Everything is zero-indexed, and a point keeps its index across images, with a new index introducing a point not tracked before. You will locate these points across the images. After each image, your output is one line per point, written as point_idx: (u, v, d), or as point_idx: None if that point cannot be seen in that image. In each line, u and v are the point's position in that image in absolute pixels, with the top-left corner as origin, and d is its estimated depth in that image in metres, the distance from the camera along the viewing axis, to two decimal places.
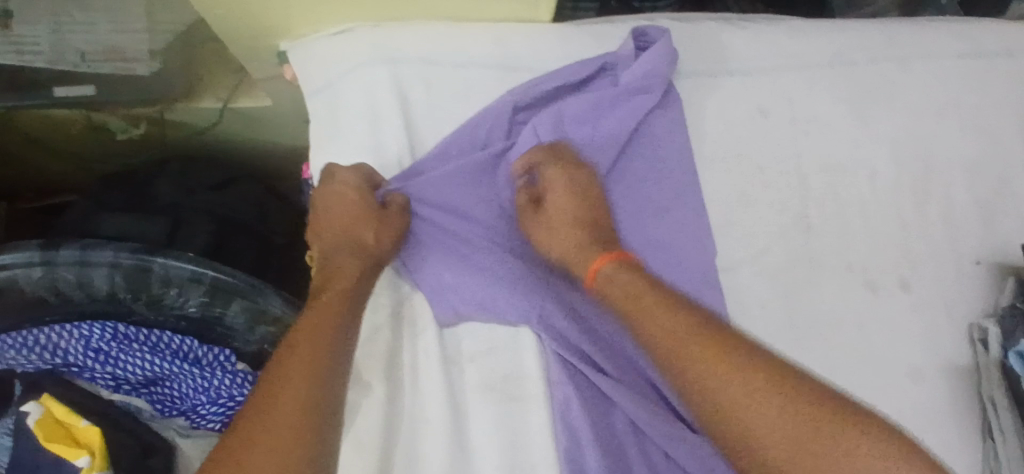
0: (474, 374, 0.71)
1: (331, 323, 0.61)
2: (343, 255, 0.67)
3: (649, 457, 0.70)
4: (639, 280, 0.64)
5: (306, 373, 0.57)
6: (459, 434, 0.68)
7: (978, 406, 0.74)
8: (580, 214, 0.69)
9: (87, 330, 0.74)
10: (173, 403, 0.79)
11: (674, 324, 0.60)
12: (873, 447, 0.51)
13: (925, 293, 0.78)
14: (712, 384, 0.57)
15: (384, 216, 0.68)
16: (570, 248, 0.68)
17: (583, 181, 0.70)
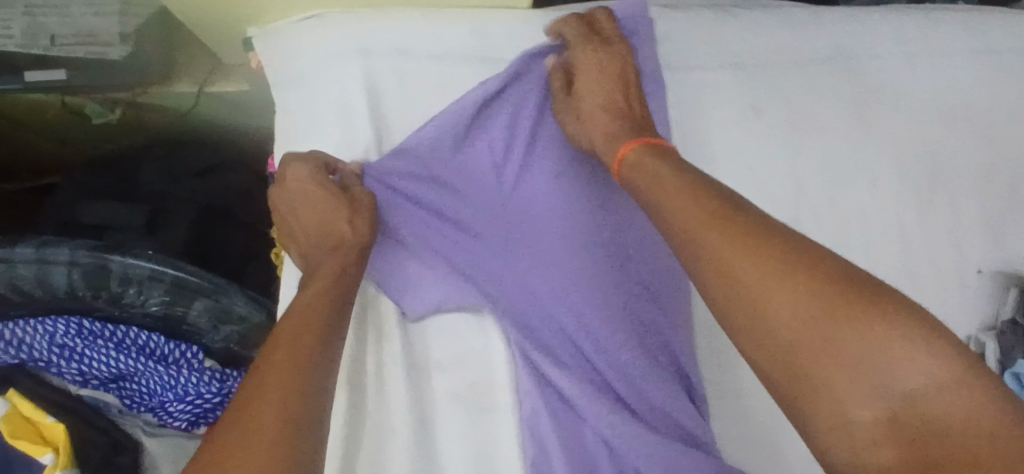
0: (442, 381, 0.68)
1: (317, 324, 0.56)
2: (325, 253, 0.63)
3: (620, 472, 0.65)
4: (662, 165, 0.60)
5: (290, 372, 0.52)
6: (424, 445, 0.66)
7: None
8: (614, 98, 0.68)
9: (51, 326, 0.74)
10: (142, 399, 0.77)
11: (685, 207, 0.54)
12: (899, 331, 0.43)
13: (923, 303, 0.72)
14: (719, 254, 0.50)
15: (351, 197, 0.65)
16: (600, 129, 0.67)
17: (618, 65, 0.69)
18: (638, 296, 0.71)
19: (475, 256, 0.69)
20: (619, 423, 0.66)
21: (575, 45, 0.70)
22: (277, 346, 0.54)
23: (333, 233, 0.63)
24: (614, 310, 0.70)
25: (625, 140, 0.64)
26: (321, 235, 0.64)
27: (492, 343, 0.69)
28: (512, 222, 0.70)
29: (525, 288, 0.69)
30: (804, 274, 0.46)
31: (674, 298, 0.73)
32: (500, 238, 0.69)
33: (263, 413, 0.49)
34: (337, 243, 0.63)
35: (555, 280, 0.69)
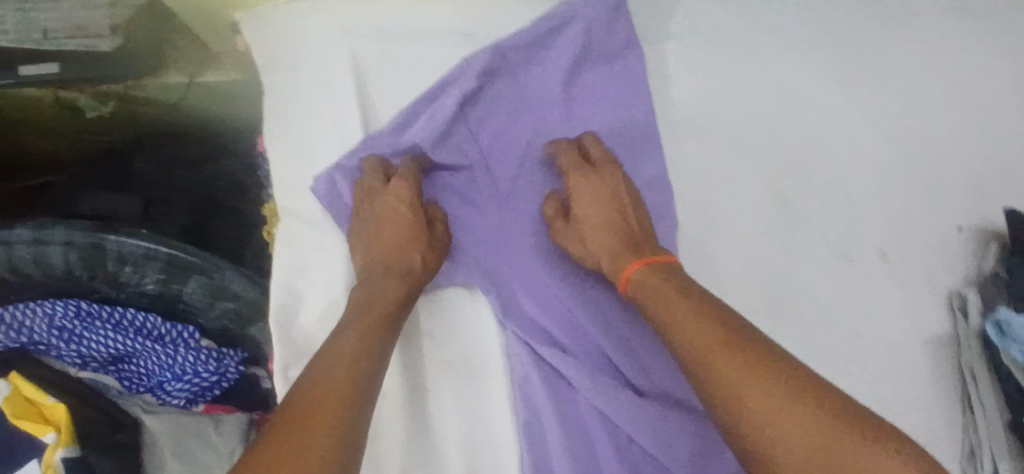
0: (432, 346, 0.69)
1: (371, 346, 0.59)
2: (383, 272, 0.65)
3: (616, 441, 0.66)
4: (668, 282, 0.62)
5: (342, 393, 0.55)
6: (417, 411, 0.67)
7: (958, 378, 0.72)
8: (612, 220, 0.68)
9: (50, 309, 0.76)
10: (141, 380, 0.79)
11: (694, 326, 0.58)
12: (887, 454, 0.48)
13: (905, 260, 0.74)
14: (724, 379, 0.54)
15: (432, 235, 0.67)
16: (604, 251, 0.67)
17: (614, 186, 0.69)
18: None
19: (462, 236, 0.70)
20: (614, 392, 0.66)
21: (567, 165, 0.69)
22: (332, 368, 0.57)
23: (404, 262, 0.65)
24: (607, 288, 0.71)
25: (628, 258, 0.65)
26: (391, 250, 0.66)
27: (483, 310, 0.70)
28: (503, 199, 0.71)
29: (517, 265, 0.69)
30: (802, 399, 0.52)
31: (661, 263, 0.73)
32: (489, 215, 0.70)
33: (315, 440, 0.51)
34: (403, 272, 0.65)
35: (547, 265, 0.70)
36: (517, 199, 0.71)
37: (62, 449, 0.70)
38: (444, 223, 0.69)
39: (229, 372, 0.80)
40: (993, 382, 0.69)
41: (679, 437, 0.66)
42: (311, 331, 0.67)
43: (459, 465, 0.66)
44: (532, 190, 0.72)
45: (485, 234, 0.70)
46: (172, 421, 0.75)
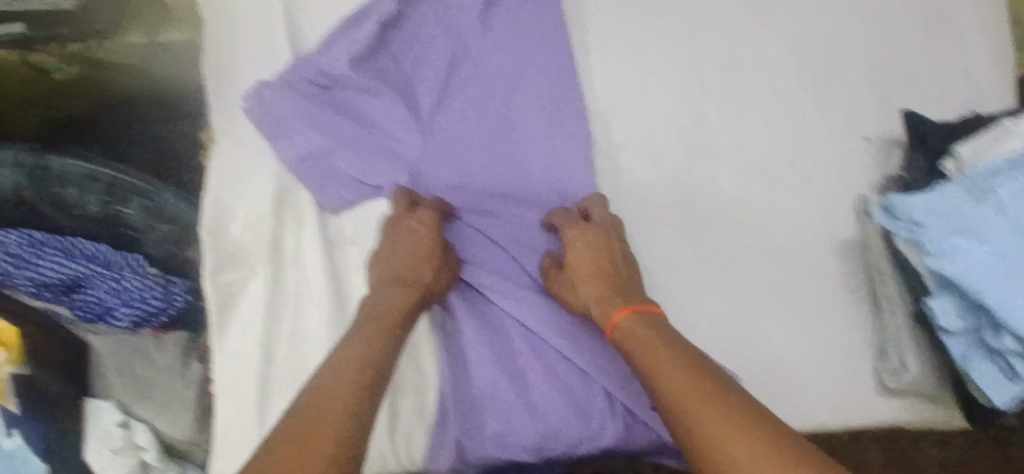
0: (357, 256, 0.73)
1: (377, 353, 0.61)
2: (399, 284, 0.67)
3: (531, 341, 0.72)
4: (655, 335, 0.61)
5: (349, 385, 0.57)
6: (341, 315, 0.71)
7: (863, 278, 0.76)
8: (607, 269, 0.68)
9: (3, 236, 0.79)
10: (91, 308, 0.81)
11: (678, 372, 0.57)
12: None
13: (811, 170, 0.77)
14: (702, 422, 0.53)
15: (445, 261, 0.70)
16: (592, 300, 0.67)
17: (605, 238, 0.70)
18: (551, 182, 0.75)
19: (386, 153, 0.73)
20: (529, 295, 0.72)
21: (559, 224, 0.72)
22: (338, 374, 0.58)
23: (414, 278, 0.67)
24: (525, 199, 0.75)
25: (616, 306, 0.65)
26: (408, 266, 0.67)
27: None
28: (428, 119, 0.74)
29: (437, 179, 0.73)
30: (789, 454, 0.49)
31: (580, 175, 0.74)
32: (412, 133, 0.73)
33: (322, 443, 0.52)
34: (413, 286, 0.67)
35: (468, 180, 0.74)
36: (439, 120, 0.74)
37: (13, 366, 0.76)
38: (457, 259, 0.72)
39: (177, 300, 0.82)
40: (897, 280, 0.71)
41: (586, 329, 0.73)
42: (240, 242, 0.71)
43: None
44: (454, 110, 0.74)
45: (408, 150, 0.73)
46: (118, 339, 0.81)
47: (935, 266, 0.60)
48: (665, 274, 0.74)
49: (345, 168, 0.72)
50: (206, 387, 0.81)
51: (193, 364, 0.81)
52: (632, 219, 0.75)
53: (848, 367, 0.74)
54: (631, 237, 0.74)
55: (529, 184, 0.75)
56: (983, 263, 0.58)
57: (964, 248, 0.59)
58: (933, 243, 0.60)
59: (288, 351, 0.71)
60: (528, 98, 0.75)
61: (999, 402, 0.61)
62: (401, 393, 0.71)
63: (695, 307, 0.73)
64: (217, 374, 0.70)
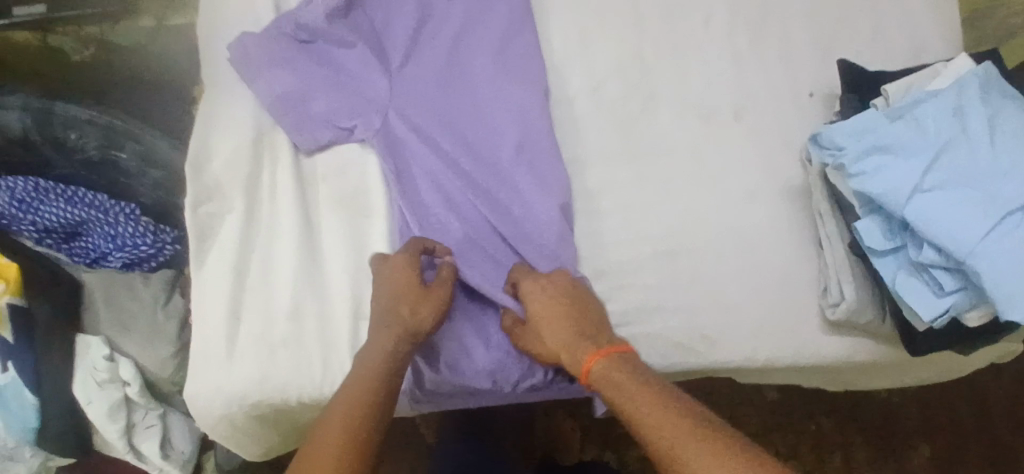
0: (326, 192, 0.78)
1: (367, 411, 0.62)
2: (382, 328, 0.67)
3: (490, 258, 0.75)
4: (633, 377, 0.64)
5: (343, 446, 0.60)
6: (308, 243, 0.75)
7: (808, 221, 0.79)
8: (566, 318, 0.70)
9: (11, 182, 0.86)
10: (88, 253, 0.89)
11: (660, 413, 0.60)
12: None
13: (757, 120, 0.81)
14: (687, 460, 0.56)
15: (429, 291, 0.69)
16: (560, 347, 0.69)
17: (564, 286, 0.72)
18: (510, 125, 0.79)
19: (356, 96, 0.78)
20: (483, 226, 0.76)
21: (523, 279, 0.73)
22: (323, 444, 0.60)
23: (397, 319, 0.67)
24: (484, 141, 0.79)
25: (585, 352, 0.67)
26: (388, 308, 0.68)
27: (370, 161, 0.79)
28: (394, 68, 0.80)
29: (404, 120, 0.78)
30: None
31: (538, 118, 0.79)
32: (381, 80, 0.79)
33: None
34: (397, 330, 0.67)
35: (434, 122, 0.79)
36: (406, 71, 0.80)
37: (9, 296, 0.80)
38: (446, 280, 0.70)
39: (166, 247, 0.89)
40: (836, 217, 0.73)
41: (539, 257, 0.75)
42: (219, 177, 0.76)
43: (344, 291, 0.75)
44: (419, 63, 0.81)
45: (379, 95, 0.79)
46: (109, 278, 0.88)
47: (858, 185, 0.63)
48: (612, 213, 0.78)
49: (317, 109, 0.78)
50: (185, 322, 0.88)
51: (173, 299, 0.89)
52: (583, 161, 0.80)
53: (792, 305, 0.76)
54: (581, 177, 0.80)
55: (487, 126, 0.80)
56: (899, 177, 0.62)
57: (881, 165, 0.63)
58: (853, 164, 0.64)
59: (259, 277, 0.75)
60: (483, 49, 0.81)
61: (925, 317, 0.63)
62: (362, 318, 0.75)
63: (641, 243, 0.77)
64: (195, 296, 0.75)
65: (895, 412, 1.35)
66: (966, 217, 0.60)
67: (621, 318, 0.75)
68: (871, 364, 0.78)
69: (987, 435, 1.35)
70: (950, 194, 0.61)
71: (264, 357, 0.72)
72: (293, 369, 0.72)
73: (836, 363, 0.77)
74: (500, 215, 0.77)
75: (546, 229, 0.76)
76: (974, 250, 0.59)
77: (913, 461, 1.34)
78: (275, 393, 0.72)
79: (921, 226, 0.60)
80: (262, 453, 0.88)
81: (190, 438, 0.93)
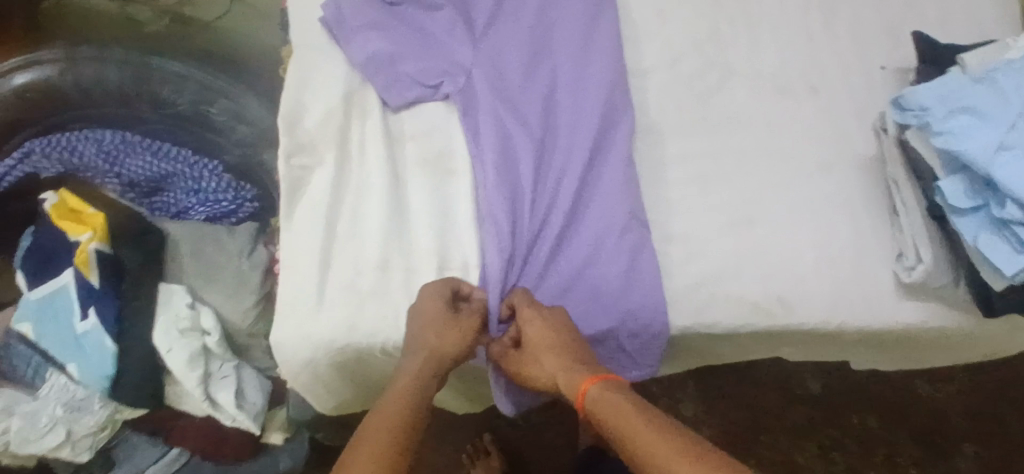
0: (413, 148, 0.80)
1: (399, 429, 0.62)
2: (411, 357, 0.69)
3: (539, 229, 0.76)
4: (626, 402, 0.63)
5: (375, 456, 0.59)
6: (396, 197, 0.77)
7: (884, 190, 0.80)
8: (560, 345, 0.70)
9: (99, 136, 0.90)
10: (168, 207, 0.93)
11: (655, 438, 0.59)
12: None
13: (831, 94, 0.84)
14: None
15: (456, 319, 0.71)
16: (557, 373, 0.69)
17: (558, 317, 0.72)
18: (592, 91, 0.80)
19: (443, 57, 0.80)
20: (564, 186, 0.77)
21: (519, 305, 0.72)
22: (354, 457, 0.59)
23: (425, 345, 0.69)
24: (565, 106, 0.80)
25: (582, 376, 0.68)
26: (416, 337, 0.70)
27: (455, 123, 0.81)
28: (478, 34, 0.81)
29: (484, 83, 0.79)
30: None
31: (617, 86, 0.81)
32: (465, 43, 0.80)
33: None
34: (428, 355, 0.69)
35: (504, 92, 0.79)
36: (490, 36, 0.81)
37: (97, 243, 0.86)
38: (473, 311, 0.72)
39: (245, 204, 0.92)
40: (913, 185, 0.75)
41: (619, 215, 0.76)
42: (312, 131, 0.79)
43: (431, 242, 0.77)
44: (503, 29, 0.82)
45: (463, 58, 0.80)
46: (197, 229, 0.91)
47: (942, 143, 0.65)
48: (687, 178, 0.80)
49: (407, 69, 0.80)
50: (269, 272, 0.91)
51: (257, 250, 0.91)
52: (659, 128, 0.82)
53: (868, 272, 0.78)
54: (656, 142, 0.82)
55: (558, 97, 0.81)
56: (986, 136, 0.64)
57: (967, 124, 0.65)
58: (939, 125, 0.66)
59: (348, 228, 0.77)
60: (570, 19, 0.83)
61: (1009, 272, 0.64)
62: (447, 269, 0.77)
63: (717, 207, 0.79)
64: (285, 245, 0.77)
65: (940, 411, 1.36)
66: None
67: (703, 280, 0.77)
68: (940, 334, 0.80)
69: None
70: None
71: (354, 303, 0.75)
72: (381, 315, 0.75)
73: (907, 331, 0.79)
74: (557, 189, 0.77)
75: (611, 196, 0.77)
76: None
77: (957, 461, 1.33)
78: (363, 339, 0.75)
79: (1008, 182, 0.62)
80: (336, 405, 0.90)
81: (261, 392, 0.94)
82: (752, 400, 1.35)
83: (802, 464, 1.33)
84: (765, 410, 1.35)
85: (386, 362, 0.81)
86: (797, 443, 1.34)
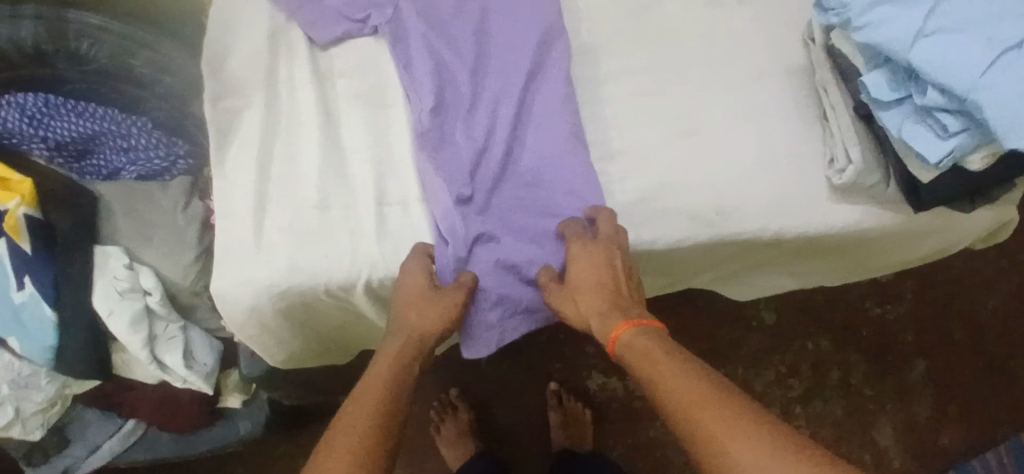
0: (343, 84, 0.79)
1: (382, 403, 0.65)
2: (396, 335, 0.71)
3: (479, 151, 0.75)
4: (649, 341, 0.67)
5: (363, 424, 0.62)
6: (330, 133, 0.76)
7: (815, 96, 0.81)
8: (605, 288, 0.72)
9: (22, 99, 0.85)
10: (101, 169, 0.90)
11: (639, 343, 0.67)
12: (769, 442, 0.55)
13: (760, 2, 0.84)
14: (650, 368, 0.65)
15: (440, 296, 0.71)
16: (592, 314, 0.72)
17: (611, 250, 0.72)
18: (522, 13, 0.79)
19: None
20: (500, 110, 0.77)
21: (571, 236, 0.74)
22: (346, 430, 0.62)
23: (410, 322, 0.72)
24: (497, 31, 0.80)
25: (616, 320, 0.70)
26: (399, 313, 0.72)
27: (385, 54, 0.80)
28: None
29: (412, 11, 0.78)
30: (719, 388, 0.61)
31: (547, 5, 0.80)
32: None
33: (329, 467, 0.58)
34: (410, 334, 0.71)
35: (435, 19, 0.79)
36: None
37: (26, 208, 0.83)
38: (466, 287, 0.72)
39: (179, 161, 0.90)
40: (841, 88, 0.76)
41: (557, 136, 0.77)
42: (236, 74, 0.78)
43: (368, 178, 0.75)
44: None
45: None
46: (129, 189, 0.89)
47: (863, 37, 0.67)
48: (618, 97, 0.80)
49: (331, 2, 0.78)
50: (206, 226, 0.89)
51: (193, 204, 0.89)
52: (589, 48, 0.82)
53: (805, 178, 0.78)
54: (587, 62, 0.81)
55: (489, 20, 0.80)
56: (903, 23, 0.64)
57: (886, 14, 0.65)
58: (859, 19, 0.67)
59: (283, 169, 0.76)
60: None
61: (932, 159, 0.66)
62: (387, 205, 0.76)
63: (651, 122, 0.79)
64: (217, 194, 0.75)
65: (888, 331, 1.40)
66: (969, 53, 0.62)
67: (643, 195, 0.77)
68: (876, 236, 0.83)
69: (979, 347, 1.40)
70: (957, 34, 0.63)
71: (295, 243, 0.73)
72: (323, 254, 0.73)
73: (844, 234, 0.81)
74: (494, 112, 0.77)
75: (546, 117, 0.78)
76: (978, 84, 0.61)
77: (910, 375, 1.38)
78: (305, 282, 0.73)
79: (926, 67, 0.63)
80: (285, 358, 0.89)
81: (211, 352, 0.93)
82: (709, 335, 1.37)
83: (760, 391, 1.36)
84: (723, 341, 1.37)
85: (334, 305, 0.80)
86: (757, 373, 1.37)
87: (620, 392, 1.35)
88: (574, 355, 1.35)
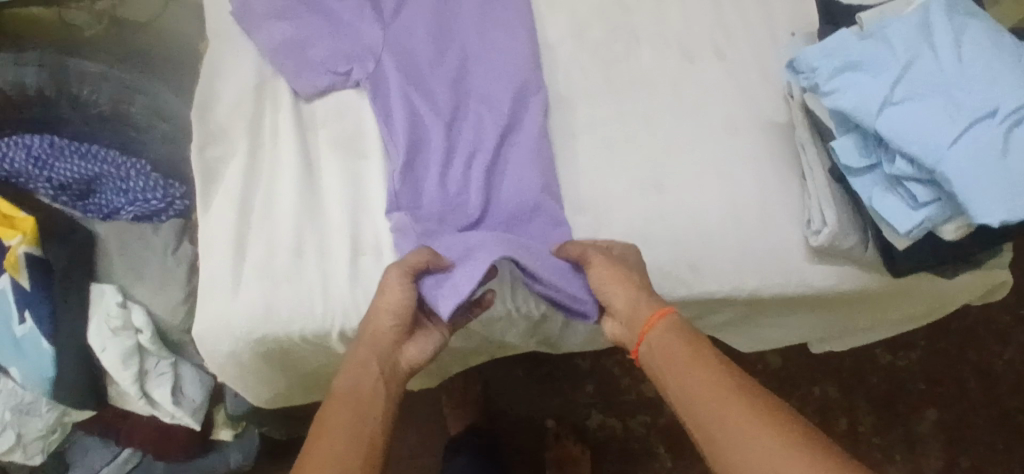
0: (324, 134, 0.81)
1: (359, 419, 0.62)
2: (357, 343, 0.68)
3: (450, 202, 0.77)
4: (674, 341, 0.65)
5: (342, 440, 0.60)
6: (308, 182, 0.79)
7: (792, 153, 0.81)
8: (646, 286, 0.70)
9: (29, 140, 0.89)
10: (103, 207, 0.94)
11: (670, 340, 0.65)
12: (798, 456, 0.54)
13: (740, 59, 0.85)
14: (680, 367, 0.63)
15: (387, 285, 0.68)
16: (637, 296, 0.69)
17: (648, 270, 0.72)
18: (501, 68, 0.82)
19: (351, 41, 0.81)
20: (473, 161, 0.78)
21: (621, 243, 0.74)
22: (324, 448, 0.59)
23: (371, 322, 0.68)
24: (476, 86, 0.82)
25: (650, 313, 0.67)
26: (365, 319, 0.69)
27: (367, 106, 0.82)
28: (386, 17, 0.82)
29: (392, 64, 0.80)
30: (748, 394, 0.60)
31: (523, 60, 0.82)
32: (373, 25, 0.81)
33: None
34: (371, 335, 0.67)
35: (415, 74, 0.81)
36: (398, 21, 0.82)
37: (26, 246, 0.86)
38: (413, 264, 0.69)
39: (176, 202, 0.93)
40: (818, 147, 0.75)
41: (529, 186, 0.77)
42: (222, 123, 0.81)
43: (343, 225, 0.77)
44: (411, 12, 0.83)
45: (371, 40, 0.81)
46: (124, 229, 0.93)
47: (831, 102, 0.66)
48: (593, 149, 0.81)
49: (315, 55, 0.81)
50: (194, 267, 0.92)
51: (182, 247, 0.93)
52: (567, 100, 0.83)
53: (780, 235, 0.78)
54: (564, 114, 0.82)
55: (468, 74, 0.82)
56: (869, 90, 0.64)
57: (852, 80, 0.65)
58: (828, 83, 0.66)
59: (261, 216, 0.78)
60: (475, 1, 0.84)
61: (902, 228, 0.64)
62: (361, 253, 0.77)
63: (625, 174, 0.79)
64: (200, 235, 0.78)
65: (899, 379, 1.35)
66: (936, 121, 0.61)
67: None
68: (858, 294, 0.81)
69: (993, 400, 1.35)
70: (924, 102, 0.62)
71: (268, 287, 0.75)
72: (295, 299, 0.75)
73: (821, 292, 0.80)
74: (468, 163, 0.78)
75: (518, 168, 0.78)
76: (944, 154, 0.60)
77: (920, 426, 1.33)
78: (278, 327, 0.75)
79: (892, 134, 0.62)
80: (268, 396, 0.91)
81: (200, 388, 0.96)
82: None
83: None
84: None
85: (309, 349, 0.81)
86: None
87: (616, 432, 1.33)
88: (571, 391, 1.34)
